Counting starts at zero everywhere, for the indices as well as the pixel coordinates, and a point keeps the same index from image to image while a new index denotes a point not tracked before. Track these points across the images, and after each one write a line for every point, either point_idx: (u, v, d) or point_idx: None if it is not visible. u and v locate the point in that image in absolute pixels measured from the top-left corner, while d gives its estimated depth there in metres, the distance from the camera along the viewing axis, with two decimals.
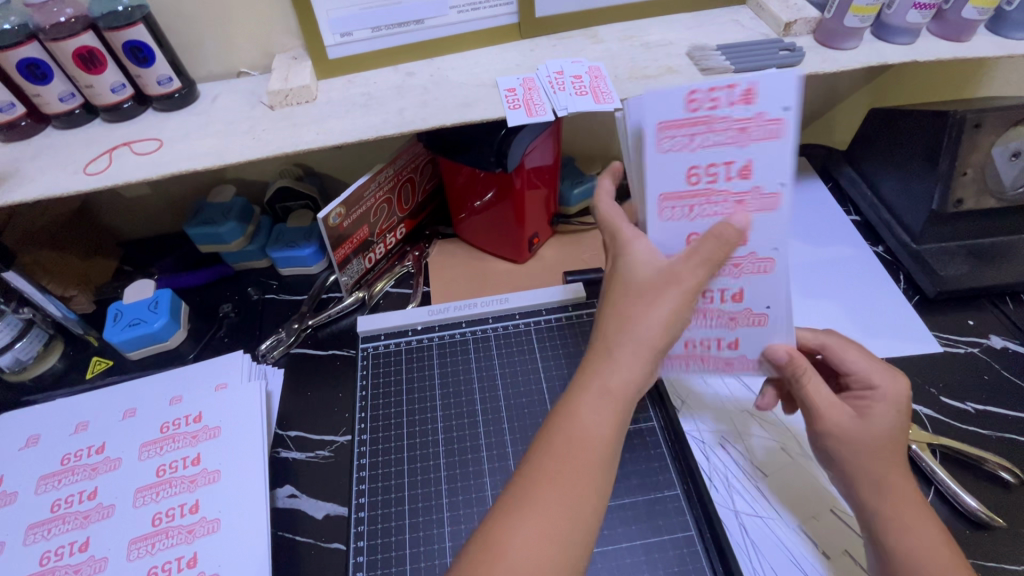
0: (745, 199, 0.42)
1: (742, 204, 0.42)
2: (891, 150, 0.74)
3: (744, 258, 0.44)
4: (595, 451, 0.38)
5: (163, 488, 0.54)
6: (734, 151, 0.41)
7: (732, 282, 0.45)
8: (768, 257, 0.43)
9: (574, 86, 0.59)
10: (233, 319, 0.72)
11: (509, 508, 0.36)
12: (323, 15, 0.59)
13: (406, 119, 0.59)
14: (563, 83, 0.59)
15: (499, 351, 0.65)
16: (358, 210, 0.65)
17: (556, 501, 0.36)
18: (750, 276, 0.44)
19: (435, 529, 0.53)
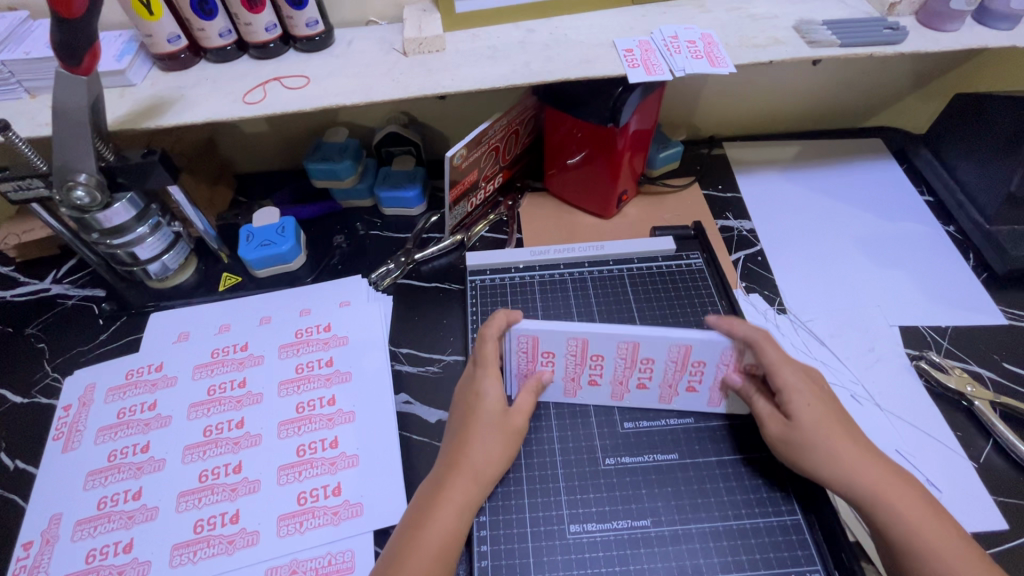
0: (587, 357, 0.54)
1: (586, 358, 0.54)
2: (973, 134, 0.78)
3: (617, 382, 0.56)
4: (440, 539, 0.45)
5: (303, 383, 0.62)
6: (662, 368, 0.54)
7: (554, 373, 0.56)
8: (579, 391, 0.57)
9: (612, 370, 0.55)
10: (344, 249, 0.79)
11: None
12: None
13: (533, 71, 0.64)
14: (602, 365, 0.55)
15: (595, 290, 0.71)
16: (474, 154, 0.70)
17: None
18: (582, 391, 0.57)
19: (511, 472, 0.54)
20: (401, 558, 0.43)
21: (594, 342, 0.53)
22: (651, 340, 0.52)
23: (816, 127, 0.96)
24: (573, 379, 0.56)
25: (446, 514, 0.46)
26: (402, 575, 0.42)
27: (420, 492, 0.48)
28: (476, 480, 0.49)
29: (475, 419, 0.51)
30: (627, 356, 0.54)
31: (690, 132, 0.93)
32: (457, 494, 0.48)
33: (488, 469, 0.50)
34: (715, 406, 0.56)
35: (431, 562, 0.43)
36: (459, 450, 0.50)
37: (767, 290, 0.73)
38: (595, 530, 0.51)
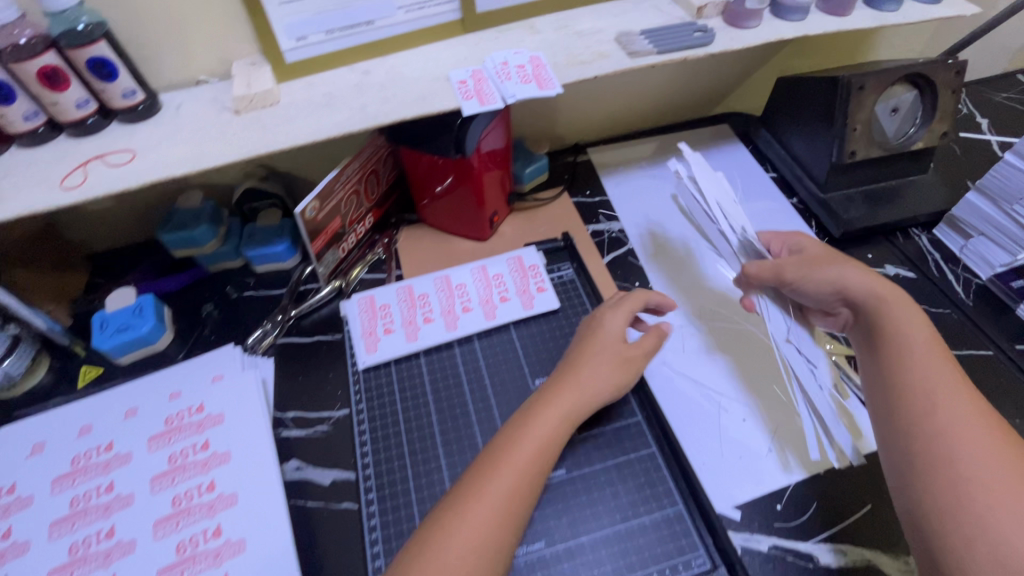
0: (376, 311, 0.68)
1: (375, 311, 0.68)
2: (798, 112, 0.84)
3: (408, 328, 0.67)
4: (526, 459, 0.48)
5: (177, 473, 0.58)
6: (438, 298, 0.69)
7: (377, 332, 0.66)
8: (376, 344, 0.66)
9: (440, 302, 0.68)
10: (216, 318, 0.76)
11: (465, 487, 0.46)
12: (278, 20, 0.65)
13: (369, 115, 0.64)
14: (390, 313, 0.68)
15: (477, 332, 0.67)
16: (331, 202, 0.69)
17: (487, 517, 0.44)
18: (382, 347, 0.65)
19: (407, 521, 0.55)
20: (481, 475, 0.47)
21: (377, 296, 0.70)
22: (416, 278, 0.70)
23: (672, 120, 1.01)
24: (375, 337, 0.66)
25: (532, 440, 0.49)
26: (485, 487, 0.46)
27: (511, 420, 0.52)
28: (566, 418, 0.52)
29: (592, 343, 0.57)
30: (405, 296, 0.69)
31: (557, 142, 0.97)
32: (546, 425, 0.51)
33: (595, 386, 0.55)
34: (530, 309, 0.68)
35: (513, 477, 0.46)
36: (572, 370, 0.55)
37: (635, 279, 0.77)
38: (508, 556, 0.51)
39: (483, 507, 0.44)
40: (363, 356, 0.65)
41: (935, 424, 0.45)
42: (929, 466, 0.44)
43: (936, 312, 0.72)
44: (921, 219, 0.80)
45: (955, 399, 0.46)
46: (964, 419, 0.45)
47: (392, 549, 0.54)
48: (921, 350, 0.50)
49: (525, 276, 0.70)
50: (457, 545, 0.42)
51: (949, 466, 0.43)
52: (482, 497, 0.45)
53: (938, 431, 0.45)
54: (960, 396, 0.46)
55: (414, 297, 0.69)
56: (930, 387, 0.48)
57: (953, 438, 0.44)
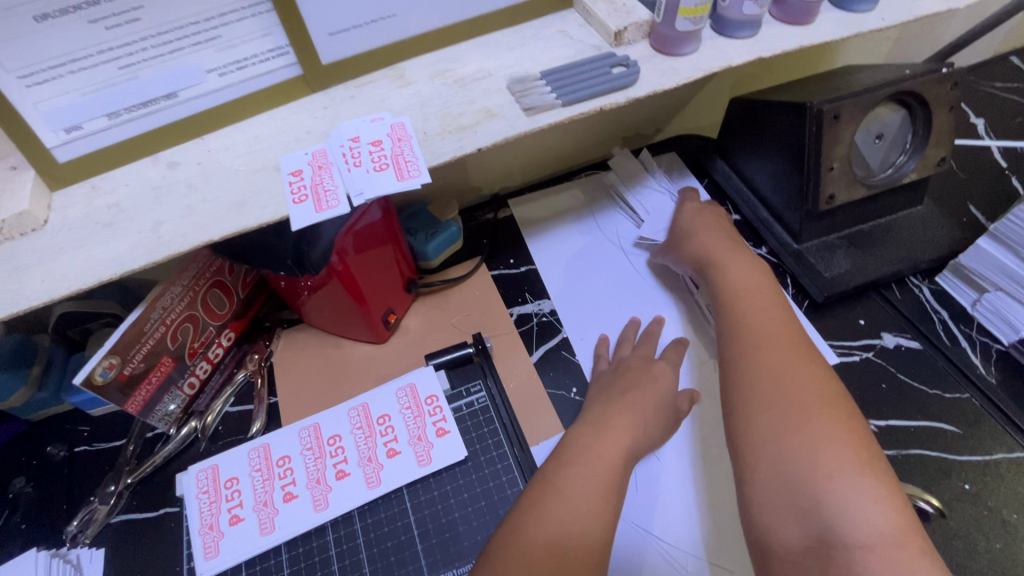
0: (219, 490, 0.50)
1: (217, 492, 0.50)
2: (759, 141, 0.68)
3: (260, 513, 0.49)
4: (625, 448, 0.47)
5: None
6: (301, 463, 0.51)
7: (221, 524, 0.49)
8: (217, 542, 0.48)
9: (306, 469, 0.51)
10: (29, 496, 0.58)
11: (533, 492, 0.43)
12: (31, 108, 0.44)
13: (164, 238, 0.45)
14: (238, 492, 0.50)
15: (359, 509, 0.50)
16: (141, 350, 0.51)
17: (588, 498, 0.42)
18: (224, 547, 0.48)
19: None
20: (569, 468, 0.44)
21: (223, 465, 0.51)
22: (274, 433, 0.53)
23: (610, 149, 0.84)
24: (216, 533, 0.49)
25: (626, 431, 0.49)
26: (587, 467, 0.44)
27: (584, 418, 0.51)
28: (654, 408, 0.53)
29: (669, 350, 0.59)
30: (257, 467, 0.51)
31: (472, 194, 0.79)
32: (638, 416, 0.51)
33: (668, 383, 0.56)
34: (427, 465, 0.51)
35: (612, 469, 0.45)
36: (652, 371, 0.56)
37: (571, 382, 0.61)
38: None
39: (577, 486, 0.43)
40: (198, 566, 0.47)
41: (756, 367, 0.46)
42: (734, 410, 0.45)
43: (949, 398, 0.57)
44: (919, 266, 0.64)
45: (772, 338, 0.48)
46: (768, 356, 0.46)
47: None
48: (746, 299, 0.53)
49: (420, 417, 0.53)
50: (567, 521, 0.41)
51: (745, 420, 0.44)
52: (567, 492, 0.42)
53: (752, 372, 0.46)
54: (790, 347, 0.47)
55: (270, 466, 0.51)
56: (750, 336, 0.49)
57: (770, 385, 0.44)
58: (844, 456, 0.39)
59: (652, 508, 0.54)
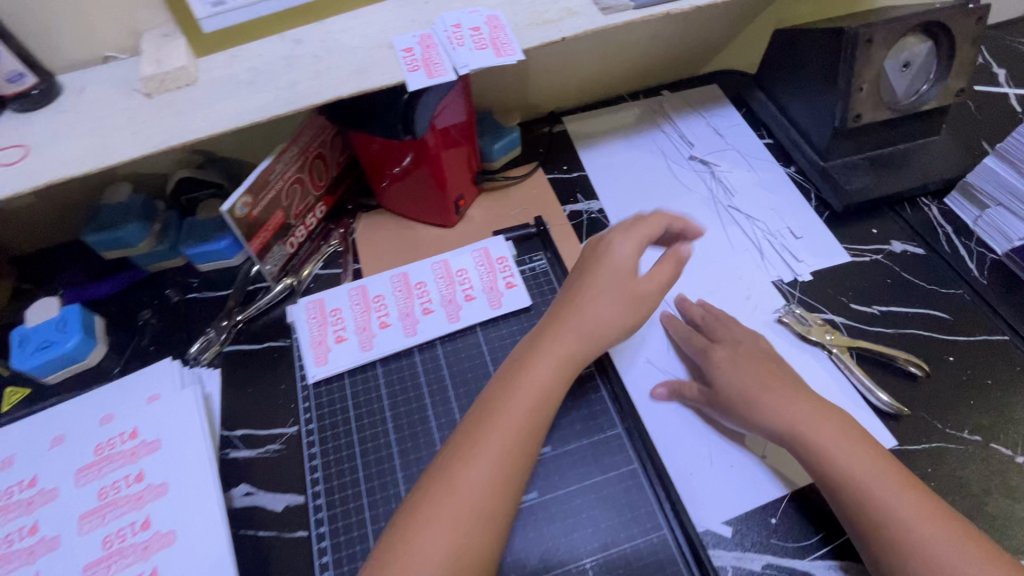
0: (325, 317, 0.61)
1: (323, 318, 0.61)
2: (795, 70, 0.76)
3: (361, 334, 0.60)
4: (505, 444, 0.46)
5: (109, 510, 0.53)
6: (393, 299, 0.62)
7: (328, 340, 0.60)
8: (325, 352, 0.59)
9: (397, 305, 0.61)
10: (154, 325, 0.69)
11: (421, 511, 0.43)
12: None
13: (299, 94, 0.54)
14: (341, 318, 0.61)
15: (443, 343, 0.60)
16: (266, 195, 0.61)
17: (469, 505, 0.43)
18: (331, 358, 0.59)
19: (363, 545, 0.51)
20: (434, 488, 0.44)
21: (328, 299, 0.62)
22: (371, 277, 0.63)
23: (656, 80, 0.92)
24: (325, 346, 0.59)
25: (515, 411, 0.47)
26: (462, 477, 0.44)
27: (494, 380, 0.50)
28: (542, 392, 0.49)
29: (598, 276, 0.54)
30: (355, 299, 0.62)
31: (530, 112, 0.87)
32: (526, 397, 0.49)
33: (604, 328, 0.53)
34: (498, 309, 0.61)
35: (486, 481, 0.44)
36: (574, 306, 0.53)
37: None
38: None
39: (461, 495, 0.44)
40: (309, 370, 0.58)
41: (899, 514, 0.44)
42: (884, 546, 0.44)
43: (945, 293, 0.66)
44: (931, 186, 0.72)
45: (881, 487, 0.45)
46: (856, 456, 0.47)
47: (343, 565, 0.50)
48: (838, 442, 0.47)
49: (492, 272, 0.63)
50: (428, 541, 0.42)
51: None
52: (460, 486, 0.44)
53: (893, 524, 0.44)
54: (894, 485, 0.45)
55: (367, 300, 0.62)
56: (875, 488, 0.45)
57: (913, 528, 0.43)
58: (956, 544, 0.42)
59: None
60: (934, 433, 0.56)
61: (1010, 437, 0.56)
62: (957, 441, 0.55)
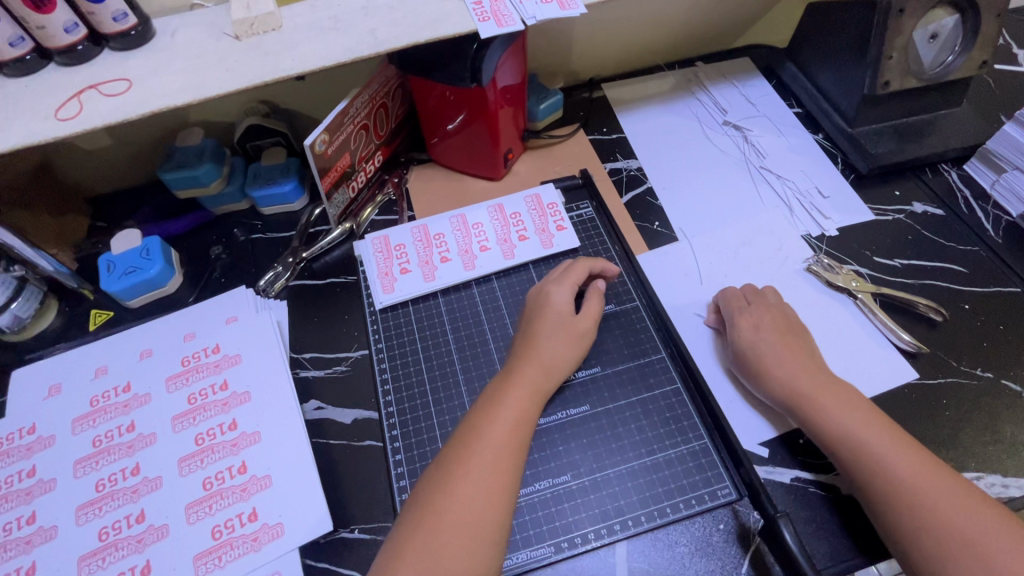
0: (390, 252, 0.66)
1: (388, 253, 0.66)
2: (826, 41, 0.80)
3: (423, 267, 0.65)
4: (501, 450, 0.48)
5: (198, 413, 0.58)
6: (452, 238, 0.67)
7: (394, 272, 0.65)
8: (391, 282, 0.64)
9: (456, 243, 0.67)
10: (225, 260, 0.74)
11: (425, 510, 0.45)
12: None
13: (379, 40, 0.59)
14: (405, 253, 0.66)
15: (498, 277, 0.65)
16: (340, 135, 0.66)
17: (465, 521, 0.44)
18: (397, 288, 0.64)
19: (429, 448, 0.56)
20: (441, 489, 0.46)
21: (392, 236, 0.67)
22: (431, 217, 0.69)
23: (690, 52, 0.96)
24: (391, 277, 0.64)
25: (501, 426, 0.49)
26: (464, 480, 0.46)
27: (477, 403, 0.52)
28: (527, 406, 0.52)
29: (547, 320, 0.57)
30: (417, 237, 0.67)
31: (571, 78, 0.92)
32: (511, 413, 0.51)
33: (556, 363, 0.55)
34: (549, 248, 0.66)
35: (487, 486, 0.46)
36: (530, 345, 0.55)
37: (654, 217, 0.75)
38: (516, 496, 0.51)
39: (464, 488, 0.45)
40: (378, 297, 0.63)
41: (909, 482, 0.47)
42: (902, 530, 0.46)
43: (963, 250, 0.71)
44: (952, 153, 0.77)
45: (896, 460, 0.49)
46: (861, 430, 0.51)
47: (413, 465, 0.55)
48: (855, 426, 0.51)
49: (543, 215, 0.68)
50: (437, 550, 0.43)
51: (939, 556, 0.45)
52: (457, 493, 0.45)
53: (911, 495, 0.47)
54: (908, 458, 0.49)
55: (428, 238, 0.67)
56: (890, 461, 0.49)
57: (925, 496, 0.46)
58: (964, 500, 0.46)
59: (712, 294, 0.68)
60: (949, 370, 0.61)
61: (1019, 374, 0.61)
62: (970, 377, 0.61)
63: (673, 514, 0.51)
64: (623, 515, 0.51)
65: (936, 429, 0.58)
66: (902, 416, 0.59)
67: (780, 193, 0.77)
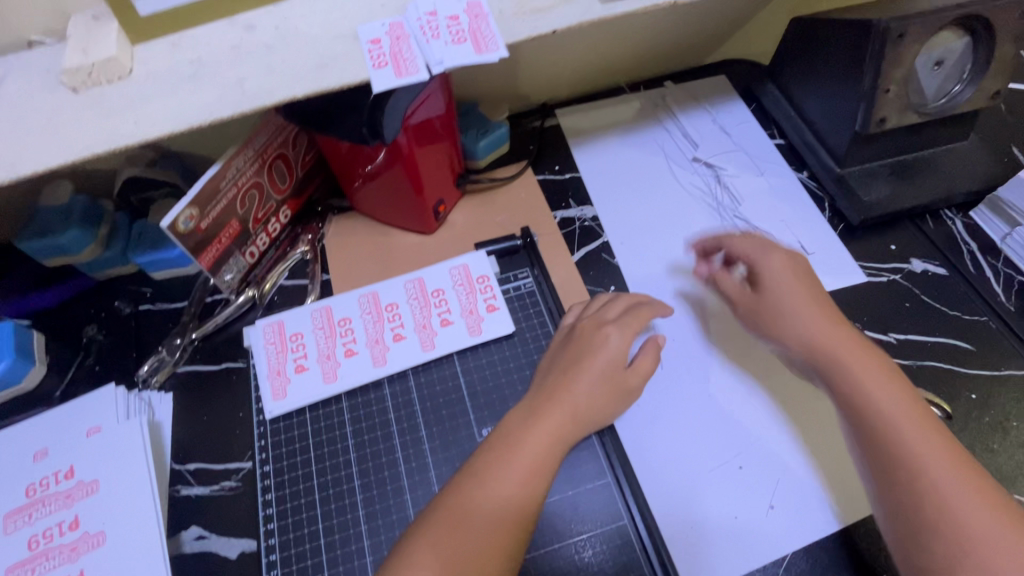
0: (285, 343, 0.55)
1: (282, 344, 0.55)
2: (814, 64, 0.68)
3: (324, 363, 0.54)
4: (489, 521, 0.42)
5: (39, 563, 0.47)
6: (361, 323, 0.56)
7: (287, 370, 0.54)
8: (283, 383, 0.53)
9: (366, 329, 0.56)
10: (101, 342, 0.62)
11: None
12: None
13: (249, 93, 0.47)
14: (303, 344, 0.55)
15: (416, 373, 0.54)
16: (217, 205, 0.55)
17: None
18: (289, 391, 0.53)
19: None
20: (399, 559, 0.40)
21: (288, 322, 0.56)
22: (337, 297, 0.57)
23: (660, 69, 0.83)
24: (283, 377, 0.54)
25: (497, 493, 0.43)
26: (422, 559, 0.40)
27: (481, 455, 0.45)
28: (533, 467, 0.45)
29: (581, 366, 0.50)
30: (318, 322, 0.56)
31: (520, 103, 0.80)
32: (513, 472, 0.44)
33: (585, 414, 0.49)
34: (477, 335, 0.56)
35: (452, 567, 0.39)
36: (547, 398, 0.49)
37: (610, 281, 0.64)
38: None
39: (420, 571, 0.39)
40: (264, 404, 0.53)
41: (931, 477, 0.40)
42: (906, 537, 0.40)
43: (968, 320, 0.60)
44: (957, 198, 0.66)
45: (914, 447, 0.41)
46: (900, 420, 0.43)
47: None
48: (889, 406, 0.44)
49: (472, 292, 0.57)
50: None
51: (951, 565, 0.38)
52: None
53: (931, 490, 0.40)
54: (932, 447, 0.41)
55: (331, 323, 0.56)
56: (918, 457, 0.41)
57: (951, 498, 0.39)
58: (992, 515, 0.39)
59: (673, 383, 0.57)
60: None
61: None
62: None
63: None
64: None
65: None
66: None
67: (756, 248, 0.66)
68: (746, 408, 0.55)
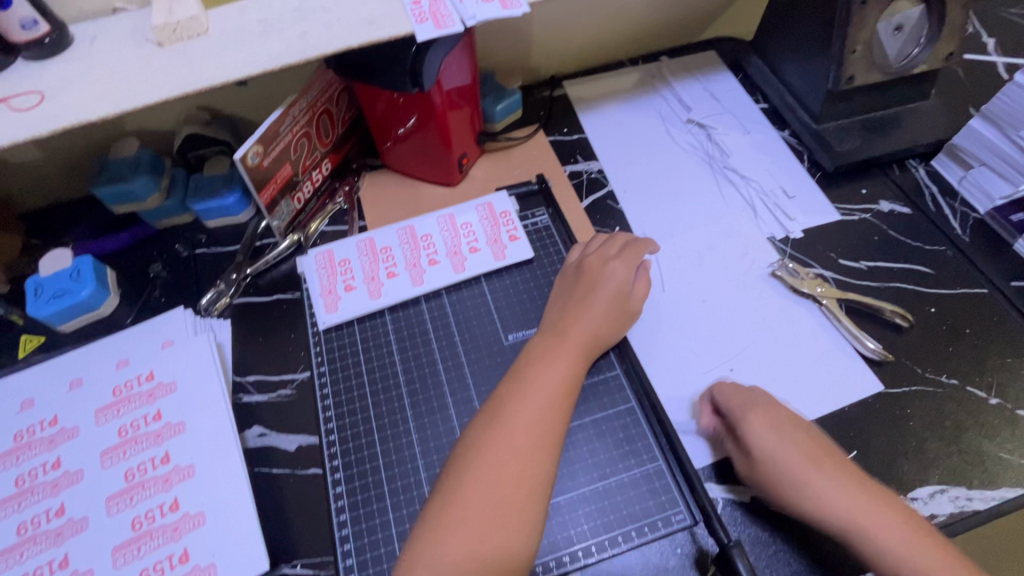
0: (335, 268, 0.64)
1: (332, 269, 0.64)
2: (791, 34, 0.77)
3: (369, 284, 0.63)
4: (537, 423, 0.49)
5: (129, 447, 0.55)
6: (399, 252, 0.65)
7: (338, 291, 0.62)
8: (335, 300, 0.62)
9: (404, 256, 0.64)
10: (165, 278, 0.70)
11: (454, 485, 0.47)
12: None
13: (310, 45, 0.55)
14: (350, 269, 0.64)
15: (448, 291, 0.63)
16: (276, 147, 0.63)
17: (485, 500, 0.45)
18: (340, 307, 0.61)
19: (372, 477, 0.54)
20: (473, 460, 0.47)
21: (336, 250, 0.65)
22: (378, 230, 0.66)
23: (655, 46, 0.93)
24: (334, 296, 0.62)
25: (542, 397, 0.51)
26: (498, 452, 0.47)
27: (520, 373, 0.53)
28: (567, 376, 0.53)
29: (592, 292, 0.58)
30: (362, 251, 0.65)
31: (530, 75, 0.89)
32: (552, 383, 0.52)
33: (600, 335, 0.56)
34: (501, 260, 0.64)
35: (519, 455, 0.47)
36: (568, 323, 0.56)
37: (615, 222, 0.73)
38: None
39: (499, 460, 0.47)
40: (318, 316, 0.61)
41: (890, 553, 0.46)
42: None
43: (929, 250, 0.69)
44: (920, 148, 0.75)
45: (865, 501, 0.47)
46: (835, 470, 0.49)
47: (355, 502, 0.53)
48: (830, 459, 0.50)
49: (496, 225, 0.66)
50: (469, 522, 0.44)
51: None
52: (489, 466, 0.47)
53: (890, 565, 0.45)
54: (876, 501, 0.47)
55: (373, 252, 0.65)
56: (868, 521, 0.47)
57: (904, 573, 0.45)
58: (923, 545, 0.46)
59: (672, 303, 0.65)
60: (914, 378, 0.59)
61: (986, 380, 0.59)
62: (934, 385, 0.59)
63: (625, 543, 0.50)
64: (572, 545, 0.50)
65: (899, 441, 0.56)
66: (866, 428, 0.57)
67: (744, 194, 0.74)
68: (737, 322, 0.64)
